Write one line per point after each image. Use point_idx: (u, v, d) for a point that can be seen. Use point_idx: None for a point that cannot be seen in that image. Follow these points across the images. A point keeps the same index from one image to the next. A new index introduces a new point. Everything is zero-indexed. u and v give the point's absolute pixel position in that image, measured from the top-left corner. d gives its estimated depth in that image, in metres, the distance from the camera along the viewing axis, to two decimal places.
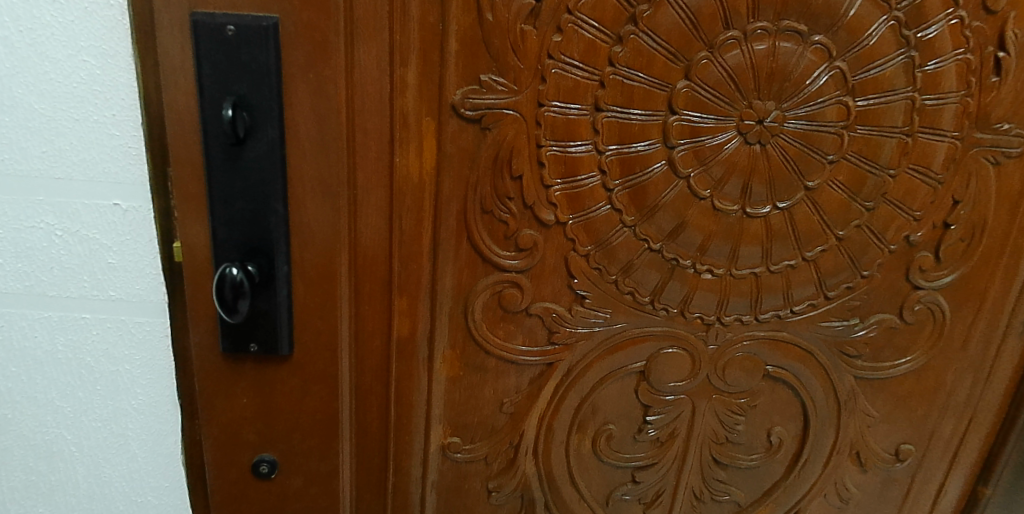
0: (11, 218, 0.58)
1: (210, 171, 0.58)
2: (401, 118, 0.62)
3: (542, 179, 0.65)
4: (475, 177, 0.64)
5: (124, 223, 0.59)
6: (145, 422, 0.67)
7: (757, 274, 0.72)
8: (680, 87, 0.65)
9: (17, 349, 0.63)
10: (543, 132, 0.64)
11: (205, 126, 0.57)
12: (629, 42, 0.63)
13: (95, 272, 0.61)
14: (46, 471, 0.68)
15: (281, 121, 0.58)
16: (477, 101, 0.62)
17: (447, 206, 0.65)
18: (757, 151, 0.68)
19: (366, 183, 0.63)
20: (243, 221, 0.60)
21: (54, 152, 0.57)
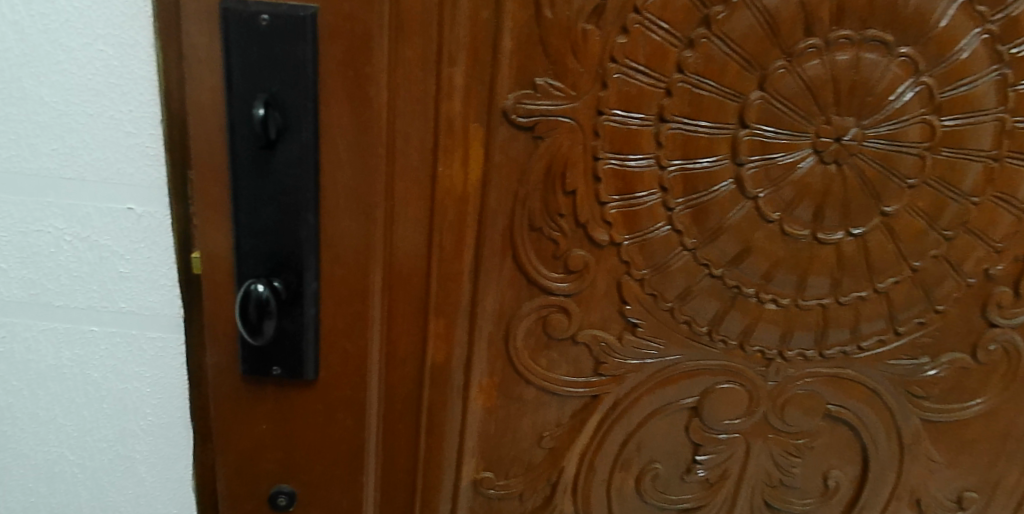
0: (17, 220, 0.54)
1: (235, 176, 0.53)
2: (446, 122, 0.56)
3: (598, 195, 0.59)
4: (525, 191, 0.58)
5: (139, 229, 0.55)
6: (154, 445, 0.63)
7: (825, 306, 0.66)
8: (754, 99, 0.59)
9: (20, 362, 0.60)
10: (601, 143, 0.58)
11: (232, 126, 0.52)
12: (699, 46, 0.57)
13: (105, 281, 0.57)
14: (47, 493, 0.65)
15: (316, 124, 0.53)
16: (531, 107, 0.56)
17: (491, 222, 0.59)
18: (833, 172, 0.62)
19: (404, 194, 0.57)
20: (269, 233, 0.54)
21: (65, 149, 0.52)
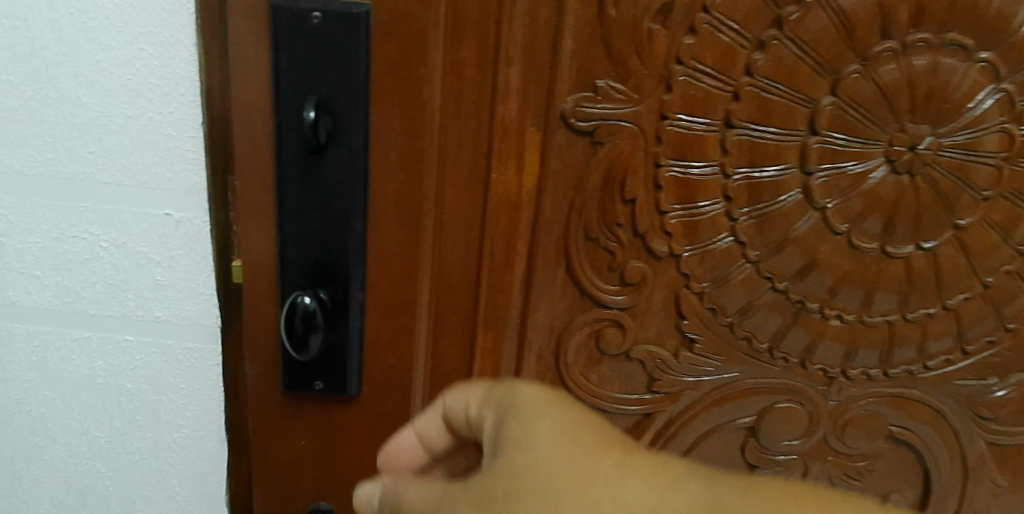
0: (52, 226, 0.54)
1: (281, 181, 0.50)
2: (501, 126, 0.53)
3: (659, 204, 0.56)
4: (582, 199, 0.55)
5: (177, 236, 0.54)
6: (188, 458, 0.62)
7: (891, 322, 0.63)
8: (825, 104, 0.56)
9: (53, 371, 0.59)
10: (663, 149, 0.54)
11: (279, 129, 0.49)
12: (770, 48, 0.54)
13: (141, 290, 0.56)
14: (77, 506, 0.64)
15: (367, 128, 0.50)
16: (591, 110, 0.53)
17: (545, 231, 0.56)
18: (905, 182, 0.58)
19: (454, 201, 0.54)
20: (315, 241, 0.52)
21: (102, 152, 0.51)
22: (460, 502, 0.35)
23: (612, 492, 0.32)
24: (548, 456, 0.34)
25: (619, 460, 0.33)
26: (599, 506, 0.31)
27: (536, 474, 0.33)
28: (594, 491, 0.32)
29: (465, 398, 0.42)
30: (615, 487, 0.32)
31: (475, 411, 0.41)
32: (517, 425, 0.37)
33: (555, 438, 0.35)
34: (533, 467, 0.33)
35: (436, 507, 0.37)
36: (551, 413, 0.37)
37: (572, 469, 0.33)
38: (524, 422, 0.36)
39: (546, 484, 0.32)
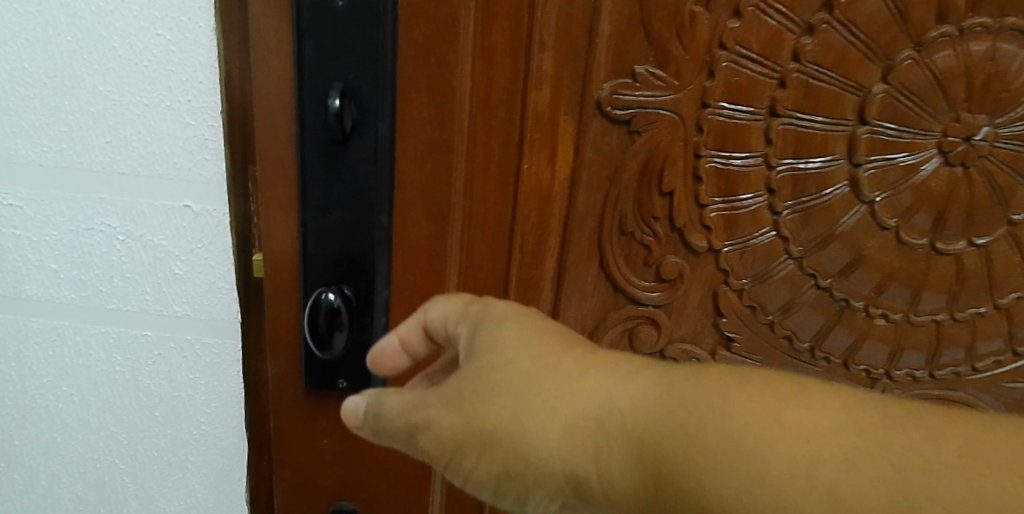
0: (68, 218, 0.53)
1: (304, 172, 0.48)
2: (533, 114, 0.50)
3: (698, 196, 0.53)
4: (617, 191, 0.53)
5: (196, 229, 0.53)
6: (208, 455, 0.61)
7: (939, 322, 0.60)
8: (876, 92, 0.52)
9: (70, 367, 0.58)
10: (704, 139, 0.52)
11: (302, 117, 0.46)
12: (819, 32, 0.51)
13: (159, 283, 0.55)
14: (96, 502, 0.62)
15: (393, 117, 0.48)
16: (629, 98, 0.50)
17: (578, 224, 0.54)
18: (958, 175, 0.55)
19: (483, 192, 0.52)
20: (340, 235, 0.49)
21: (118, 142, 0.50)
22: (430, 398, 0.35)
23: (581, 382, 0.31)
24: (517, 353, 0.32)
25: (584, 361, 0.32)
26: (559, 400, 0.30)
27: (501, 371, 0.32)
28: (556, 386, 0.31)
29: (444, 313, 0.39)
30: (584, 377, 0.31)
31: (448, 328, 0.39)
32: (486, 328, 0.35)
33: (521, 334, 0.33)
34: (500, 364, 0.32)
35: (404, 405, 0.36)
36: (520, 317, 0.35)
37: (539, 363, 0.32)
38: (491, 327, 0.35)
39: (514, 380, 0.31)
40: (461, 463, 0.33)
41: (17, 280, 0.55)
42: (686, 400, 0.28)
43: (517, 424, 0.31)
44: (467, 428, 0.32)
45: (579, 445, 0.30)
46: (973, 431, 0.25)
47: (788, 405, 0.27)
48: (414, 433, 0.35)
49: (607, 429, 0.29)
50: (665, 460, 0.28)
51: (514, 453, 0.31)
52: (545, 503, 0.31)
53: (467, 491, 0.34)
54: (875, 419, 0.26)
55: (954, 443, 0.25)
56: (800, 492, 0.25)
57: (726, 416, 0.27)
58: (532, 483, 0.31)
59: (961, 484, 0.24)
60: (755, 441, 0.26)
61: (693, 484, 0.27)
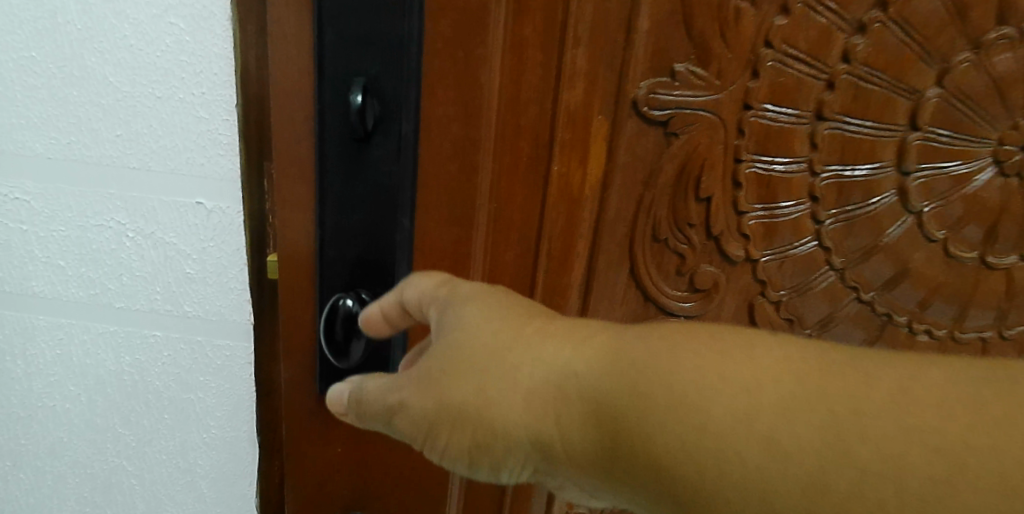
0: (76, 213, 0.51)
1: (323, 171, 0.44)
2: (565, 113, 0.47)
3: (737, 203, 0.51)
4: (650, 196, 0.50)
5: (208, 227, 0.51)
6: (218, 460, 0.59)
7: (983, 338, 0.58)
8: (930, 96, 0.51)
9: (77, 366, 0.56)
10: (745, 143, 0.49)
11: (321, 113, 0.43)
12: (872, 32, 0.49)
13: (170, 282, 0.53)
14: (103, 504, 0.61)
15: (418, 114, 0.44)
16: (667, 98, 0.48)
17: (608, 229, 0.51)
18: (1012, 186, 0.53)
19: (510, 194, 0.49)
20: (360, 238, 0.47)
21: (129, 135, 0.48)
22: (402, 378, 0.35)
23: (540, 351, 0.31)
24: (477, 329, 0.32)
25: (543, 330, 0.32)
26: (518, 369, 0.31)
27: (462, 345, 0.32)
28: (516, 356, 0.31)
29: (417, 292, 0.38)
30: (542, 346, 0.31)
31: (417, 308, 0.38)
32: (452, 305, 0.35)
33: (483, 310, 0.33)
34: (464, 342, 0.32)
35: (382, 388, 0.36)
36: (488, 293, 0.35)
37: (500, 337, 0.32)
38: (457, 305, 0.34)
39: (478, 359, 0.31)
40: (434, 440, 0.33)
41: (24, 276, 0.53)
42: (636, 364, 0.29)
43: (480, 397, 0.31)
44: (438, 409, 0.32)
45: (539, 411, 0.30)
46: (910, 374, 0.26)
47: (728, 360, 0.27)
48: (391, 416, 0.35)
49: (565, 395, 0.30)
50: (621, 425, 0.28)
51: (483, 427, 0.31)
52: (517, 471, 0.32)
53: (444, 466, 0.34)
54: (816, 368, 0.27)
55: (889, 385, 0.26)
56: (743, 442, 0.26)
57: (671, 377, 0.28)
58: (503, 453, 0.31)
59: (893, 424, 0.25)
60: (699, 396, 0.27)
61: (647, 445, 0.28)
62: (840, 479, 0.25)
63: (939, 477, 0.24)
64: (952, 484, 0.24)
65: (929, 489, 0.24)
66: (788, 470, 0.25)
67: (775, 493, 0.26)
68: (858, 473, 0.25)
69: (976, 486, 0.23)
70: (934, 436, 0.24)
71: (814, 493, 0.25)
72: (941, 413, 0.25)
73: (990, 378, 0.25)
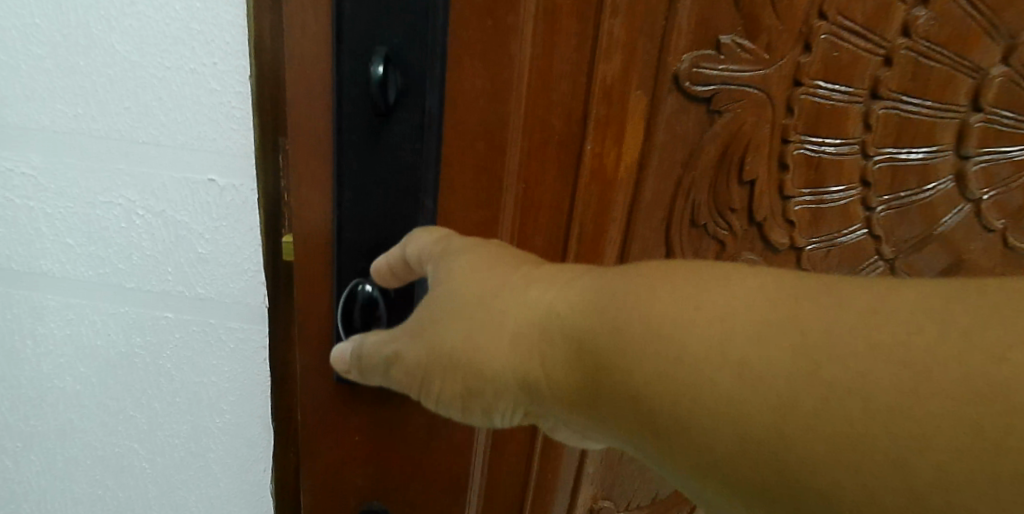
0: (84, 190, 0.48)
1: (340, 148, 0.42)
2: (601, 88, 0.44)
3: (783, 187, 0.48)
4: (690, 178, 0.47)
5: (221, 206, 0.49)
6: (231, 445, 0.57)
7: None
8: (995, 75, 0.49)
9: (87, 347, 0.54)
10: (794, 123, 0.46)
11: (338, 85, 0.41)
12: (937, 4, 0.46)
13: (181, 263, 0.50)
14: (114, 487, 0.59)
15: (443, 88, 0.41)
16: (711, 72, 0.44)
17: (644, 213, 0.48)
18: None
19: (539, 175, 0.46)
20: (380, 220, 0.44)
21: (138, 108, 0.46)
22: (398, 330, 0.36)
23: (525, 295, 0.31)
24: (466, 277, 0.32)
25: (530, 276, 0.32)
26: (504, 313, 0.31)
27: (452, 294, 0.32)
28: (502, 302, 0.31)
29: (414, 245, 0.39)
30: (528, 290, 0.31)
31: (417, 263, 0.39)
32: (444, 257, 0.35)
33: (473, 259, 0.33)
34: (454, 290, 0.32)
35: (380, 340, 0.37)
36: (480, 245, 0.35)
37: (488, 284, 0.32)
38: (449, 256, 0.35)
39: (467, 305, 0.32)
40: (427, 387, 0.33)
41: (33, 254, 0.51)
42: (615, 299, 0.27)
43: (469, 343, 0.31)
44: (430, 355, 0.32)
45: (525, 355, 0.30)
46: (895, 296, 0.23)
47: (706, 287, 0.25)
48: (388, 366, 0.36)
49: (548, 335, 0.30)
50: (598, 361, 0.27)
51: (472, 371, 0.31)
52: (507, 414, 0.33)
53: (438, 412, 0.35)
54: (793, 292, 0.24)
55: (864, 305, 0.23)
56: (714, 366, 0.24)
57: (650, 307, 0.26)
58: (493, 396, 0.32)
59: (863, 343, 0.22)
60: (676, 326, 0.25)
61: (625, 379, 0.26)
62: (812, 400, 0.22)
63: (913, 395, 0.21)
64: (927, 405, 0.21)
65: (909, 412, 0.21)
66: (761, 395, 0.23)
67: (746, 417, 0.23)
68: (827, 392, 0.22)
69: (956, 410, 0.20)
70: (910, 353, 0.21)
71: (787, 419, 0.22)
72: (920, 330, 0.21)
73: (984, 294, 0.22)
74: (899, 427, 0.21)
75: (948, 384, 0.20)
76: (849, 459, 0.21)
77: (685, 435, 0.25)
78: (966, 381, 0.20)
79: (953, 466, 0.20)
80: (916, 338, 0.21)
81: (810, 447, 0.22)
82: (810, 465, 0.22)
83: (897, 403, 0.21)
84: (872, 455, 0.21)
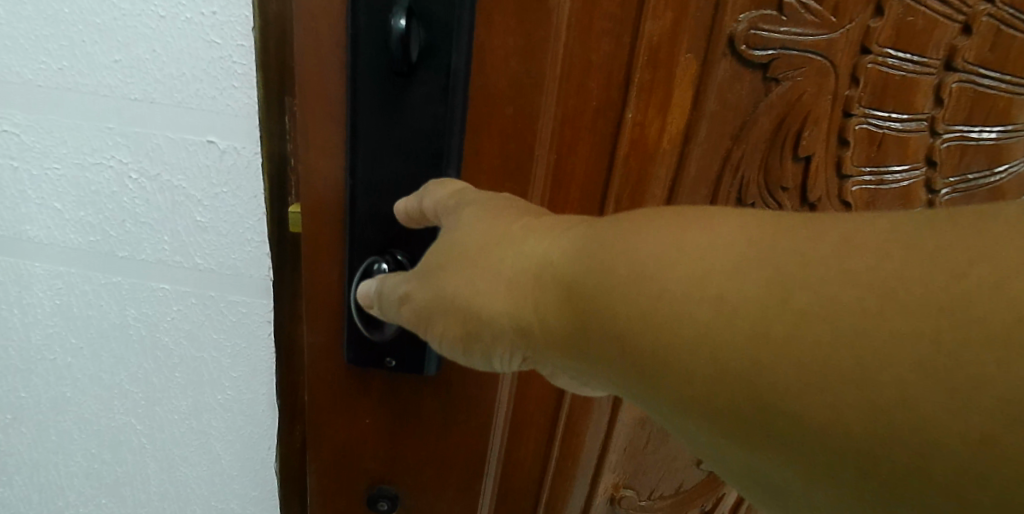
0: (71, 150, 0.44)
1: (355, 110, 0.38)
2: (646, 50, 0.39)
3: (841, 164, 0.44)
4: (740, 152, 0.42)
5: (222, 171, 0.44)
6: (235, 422, 0.54)
7: None
8: None
9: (80, 318, 0.51)
10: (859, 95, 0.42)
11: (353, 40, 0.36)
12: None
13: (179, 231, 0.46)
14: (112, 462, 0.57)
15: (471, 45, 0.37)
16: (770, 35, 0.39)
17: (688, 189, 0.43)
18: None
19: (573, 143, 0.41)
20: (396, 190, 0.40)
21: (130, 61, 0.41)
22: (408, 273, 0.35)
23: (523, 244, 0.29)
24: (472, 224, 0.32)
25: (537, 230, 0.30)
26: (502, 260, 0.29)
27: (459, 237, 0.31)
28: (502, 249, 0.30)
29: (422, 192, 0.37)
30: (527, 237, 0.30)
31: (432, 216, 0.36)
32: (454, 208, 0.34)
33: (481, 210, 0.32)
34: (459, 237, 0.31)
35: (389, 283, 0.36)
36: (495, 198, 0.34)
37: (492, 233, 0.31)
38: (457, 208, 0.34)
39: (469, 249, 0.31)
40: (430, 327, 0.33)
41: (17, 219, 0.47)
42: (606, 244, 0.26)
43: (469, 286, 0.30)
44: (434, 298, 0.32)
45: (522, 300, 0.29)
46: (875, 227, 0.21)
47: (690, 228, 0.24)
48: (395, 310, 0.35)
49: (542, 281, 0.28)
50: (587, 302, 0.26)
51: (473, 315, 0.30)
52: (508, 359, 0.31)
53: (444, 355, 0.34)
54: (774, 229, 0.23)
55: (837, 234, 0.21)
56: (694, 299, 0.23)
57: (636, 252, 0.25)
58: (492, 339, 0.30)
59: (832, 271, 0.21)
60: (660, 265, 0.24)
61: (608, 316, 0.25)
62: (783, 325, 0.21)
63: (874, 314, 0.20)
64: (889, 326, 0.20)
65: (869, 331, 0.20)
66: (737, 323, 0.22)
67: (723, 344, 0.22)
68: (797, 317, 0.21)
69: (916, 330, 0.19)
70: (875, 275, 0.20)
71: (762, 343, 0.21)
72: (885, 255, 0.20)
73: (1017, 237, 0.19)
74: (864, 347, 0.20)
75: (907, 302, 0.19)
76: (821, 379, 0.20)
77: (669, 365, 0.24)
78: (922, 298, 0.19)
79: (916, 379, 0.19)
80: (882, 261, 0.20)
81: (783, 371, 0.21)
82: (781, 388, 0.21)
83: (861, 325, 0.20)
84: (835, 375, 0.20)
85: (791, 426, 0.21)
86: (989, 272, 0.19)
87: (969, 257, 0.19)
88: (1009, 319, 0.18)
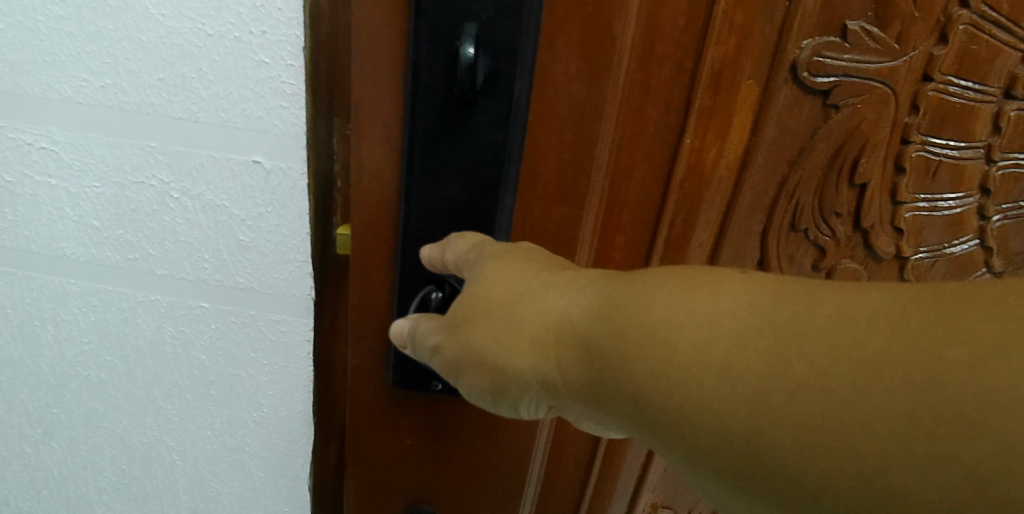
0: (111, 167, 0.43)
1: (412, 137, 0.37)
2: (708, 76, 0.38)
3: (895, 192, 0.46)
4: (797, 178, 0.44)
5: (266, 190, 0.43)
6: (268, 439, 0.53)
7: None
8: None
9: (115, 335, 0.50)
10: (918, 122, 0.43)
11: (415, 67, 0.35)
12: None
13: (220, 250, 0.46)
14: (142, 477, 0.56)
15: (534, 71, 0.36)
16: (833, 63, 0.40)
17: (739, 210, 0.44)
18: None
19: (630, 168, 0.41)
20: (453, 218, 0.39)
21: (176, 80, 0.40)
22: (434, 322, 0.36)
23: (543, 300, 0.30)
24: (495, 282, 0.32)
25: (556, 288, 0.30)
26: (524, 319, 0.30)
27: (483, 296, 0.32)
28: (524, 306, 0.30)
29: (443, 247, 0.37)
30: (546, 293, 0.30)
31: (454, 268, 0.37)
32: (476, 263, 0.34)
33: (502, 261, 0.32)
34: (481, 291, 0.32)
35: (413, 331, 0.37)
36: (516, 250, 0.34)
37: (514, 289, 0.31)
38: (479, 261, 0.34)
39: (494, 309, 0.31)
40: (460, 379, 0.34)
41: (53, 236, 0.46)
42: (623, 304, 0.26)
43: (498, 345, 0.31)
44: (462, 351, 0.32)
45: (545, 357, 0.30)
46: (918, 293, 0.20)
47: (700, 291, 0.24)
48: (425, 357, 0.36)
49: (563, 339, 0.29)
50: (605, 358, 0.27)
51: (499, 369, 0.31)
52: (534, 406, 0.32)
53: (472, 402, 0.35)
54: (780, 297, 0.23)
55: (830, 301, 0.21)
56: (700, 365, 0.23)
57: (649, 313, 0.25)
58: (518, 392, 0.31)
59: (826, 345, 0.21)
60: (672, 329, 0.24)
61: (626, 381, 0.26)
62: (781, 394, 0.21)
63: (862, 389, 0.20)
64: (876, 401, 0.20)
65: (859, 405, 0.20)
66: (738, 392, 0.22)
67: (725, 413, 0.22)
68: (794, 388, 0.21)
69: (900, 402, 0.19)
70: (866, 347, 0.20)
71: (762, 412, 0.22)
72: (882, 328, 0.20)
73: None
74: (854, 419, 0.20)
75: (888, 375, 0.19)
76: (812, 448, 0.21)
77: (673, 427, 0.24)
78: (905, 370, 0.19)
79: (898, 455, 0.19)
80: (873, 334, 0.20)
81: (781, 440, 0.21)
82: (780, 456, 0.21)
83: (854, 398, 0.20)
84: (823, 446, 0.20)
85: (789, 496, 0.21)
86: (967, 351, 0.18)
87: (958, 335, 0.19)
88: (980, 401, 0.18)
